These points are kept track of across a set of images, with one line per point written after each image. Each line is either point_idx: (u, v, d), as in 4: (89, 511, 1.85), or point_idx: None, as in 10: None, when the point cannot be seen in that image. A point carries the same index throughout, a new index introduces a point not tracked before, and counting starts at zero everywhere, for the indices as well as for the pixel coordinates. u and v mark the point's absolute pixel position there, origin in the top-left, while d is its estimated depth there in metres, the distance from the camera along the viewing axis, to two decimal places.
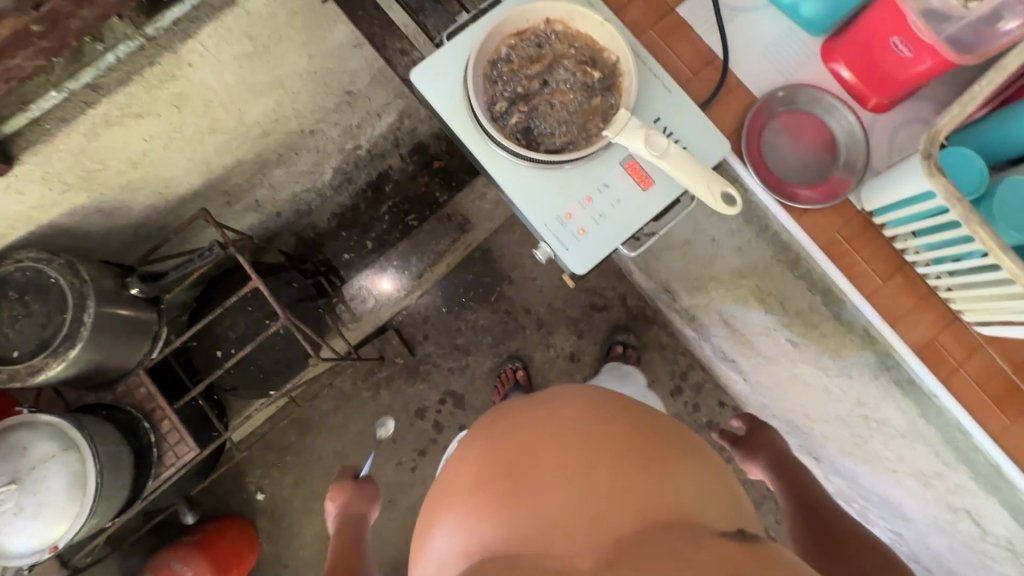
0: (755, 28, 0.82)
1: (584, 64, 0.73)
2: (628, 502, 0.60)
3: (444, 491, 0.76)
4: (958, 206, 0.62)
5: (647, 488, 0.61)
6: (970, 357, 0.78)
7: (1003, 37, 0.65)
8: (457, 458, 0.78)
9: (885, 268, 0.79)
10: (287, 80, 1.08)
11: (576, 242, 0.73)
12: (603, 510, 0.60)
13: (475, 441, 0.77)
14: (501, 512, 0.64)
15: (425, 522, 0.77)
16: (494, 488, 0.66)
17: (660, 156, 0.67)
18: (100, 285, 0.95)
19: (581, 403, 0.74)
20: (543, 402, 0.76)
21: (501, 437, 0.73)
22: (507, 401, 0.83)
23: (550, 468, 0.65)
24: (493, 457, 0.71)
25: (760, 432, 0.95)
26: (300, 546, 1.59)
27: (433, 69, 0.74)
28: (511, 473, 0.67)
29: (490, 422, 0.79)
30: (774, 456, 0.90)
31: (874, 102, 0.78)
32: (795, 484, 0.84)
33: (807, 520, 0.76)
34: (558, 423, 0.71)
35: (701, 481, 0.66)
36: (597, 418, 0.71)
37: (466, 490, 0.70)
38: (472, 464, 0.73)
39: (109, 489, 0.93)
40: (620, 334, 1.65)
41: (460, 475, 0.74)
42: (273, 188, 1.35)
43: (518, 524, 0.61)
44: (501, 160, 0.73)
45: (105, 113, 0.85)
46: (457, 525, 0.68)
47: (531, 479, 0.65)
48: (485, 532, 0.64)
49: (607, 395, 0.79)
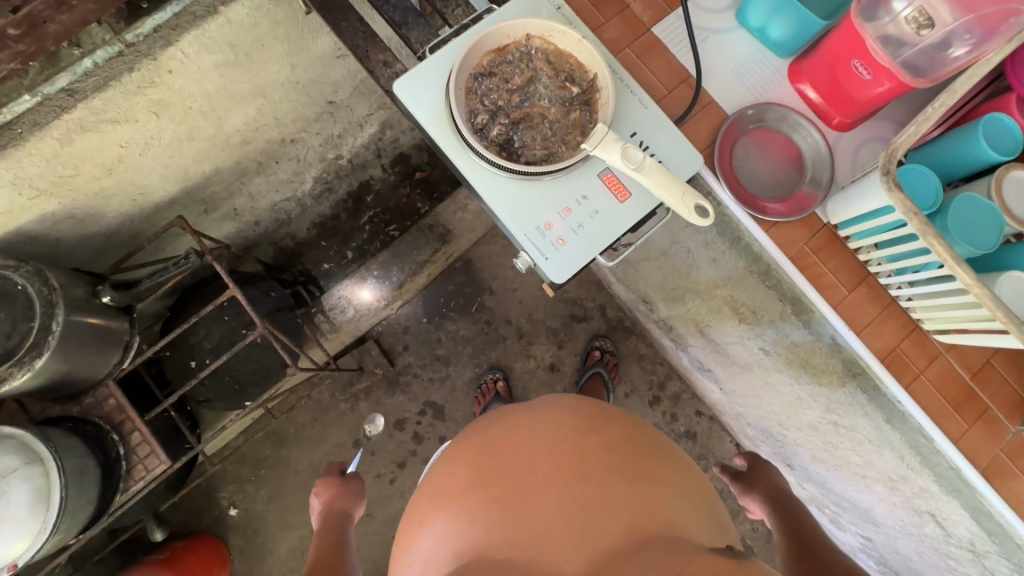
0: (726, 49, 0.86)
1: (563, 80, 0.76)
2: (617, 513, 0.62)
3: (431, 493, 0.76)
4: (915, 220, 0.65)
5: (636, 500, 0.64)
6: (930, 363, 0.81)
7: (953, 63, 0.70)
8: (446, 461, 0.79)
9: (850, 278, 0.82)
10: (269, 89, 1.08)
11: (555, 252, 0.74)
12: (593, 519, 0.62)
13: (465, 445, 0.78)
14: (490, 515, 0.65)
15: (409, 521, 0.77)
16: (486, 492, 0.67)
17: (636, 168, 0.69)
18: (71, 293, 0.93)
19: (572, 413, 0.76)
20: (534, 409, 0.78)
21: (492, 442, 0.74)
22: (498, 408, 0.85)
23: (542, 475, 0.67)
24: (483, 461, 0.72)
25: (762, 470, 0.97)
26: (274, 564, 1.54)
27: (416, 80, 0.76)
28: (502, 478, 0.68)
29: (482, 426, 0.80)
30: (771, 490, 0.92)
31: (838, 121, 0.82)
32: (787, 515, 0.86)
33: (797, 549, 0.78)
34: (550, 431, 0.72)
35: (687, 495, 0.68)
36: (588, 429, 0.73)
37: (455, 492, 0.71)
38: (463, 467, 0.74)
39: (75, 504, 0.90)
40: (596, 340, 1.67)
41: (449, 477, 0.75)
42: (252, 197, 1.34)
43: (507, 529, 0.62)
44: (482, 171, 0.74)
45: (80, 118, 0.84)
46: (444, 526, 0.69)
47: (522, 485, 0.66)
48: (473, 534, 0.65)
49: (598, 405, 0.81)
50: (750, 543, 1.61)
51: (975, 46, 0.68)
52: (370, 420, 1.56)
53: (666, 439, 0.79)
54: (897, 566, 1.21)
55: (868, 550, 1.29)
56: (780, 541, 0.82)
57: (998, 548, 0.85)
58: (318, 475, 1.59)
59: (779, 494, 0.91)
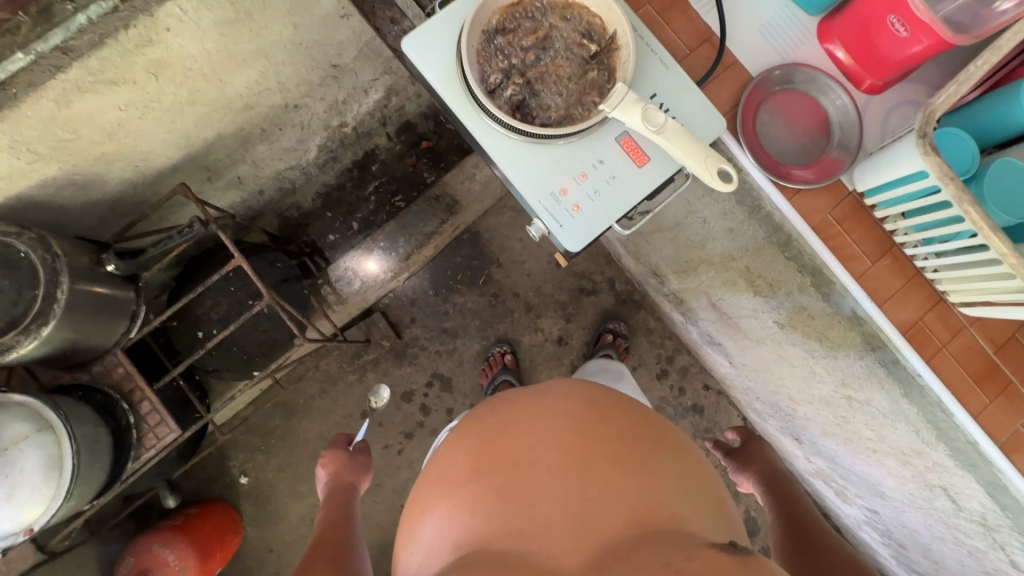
0: (753, 5, 0.81)
1: (581, 37, 0.71)
2: (620, 506, 0.60)
3: (434, 479, 0.75)
4: (951, 186, 0.62)
5: (640, 492, 0.62)
6: (954, 338, 0.79)
7: (999, 17, 0.65)
8: (449, 447, 0.78)
9: (875, 249, 0.80)
10: (272, 50, 1.03)
11: (571, 219, 0.72)
12: (594, 512, 0.60)
13: (468, 432, 0.77)
14: (490, 505, 0.63)
15: (413, 508, 0.76)
16: (486, 479, 0.66)
17: (657, 131, 0.65)
18: (74, 262, 0.91)
19: (576, 401, 0.75)
20: (539, 396, 0.77)
21: (495, 430, 0.73)
22: (502, 393, 0.84)
23: (545, 465, 0.65)
24: (485, 449, 0.71)
25: (755, 447, 0.98)
26: (285, 529, 1.58)
27: (426, 36, 0.73)
28: (503, 467, 0.67)
29: (487, 410, 0.80)
30: (765, 468, 0.93)
31: (869, 83, 0.79)
32: (779, 490, 0.87)
33: (795, 531, 0.76)
34: (554, 421, 0.71)
35: (693, 487, 0.66)
36: (593, 418, 0.71)
37: (456, 480, 0.70)
38: (466, 455, 0.73)
39: (87, 470, 0.90)
40: (608, 324, 1.65)
41: (452, 464, 0.74)
42: (256, 164, 1.30)
43: (506, 519, 0.61)
44: (496, 134, 0.72)
45: (78, 78, 0.80)
46: (446, 513, 0.68)
47: (521, 475, 0.65)
48: (472, 524, 0.63)
49: (603, 390, 0.80)
50: (753, 515, 1.63)
51: None
52: (376, 391, 1.61)
53: (677, 431, 0.76)
54: (902, 539, 1.21)
55: (873, 523, 1.30)
56: (774, 523, 0.81)
57: (1010, 522, 0.85)
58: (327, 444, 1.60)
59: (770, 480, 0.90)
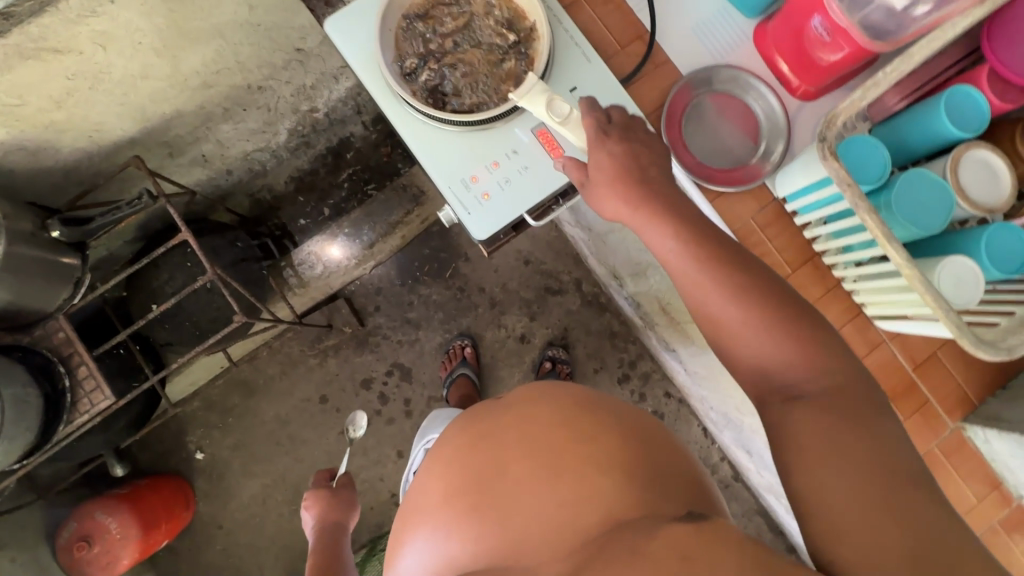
0: (688, 5, 0.80)
1: (500, 25, 0.71)
2: (592, 504, 0.59)
3: (417, 505, 0.75)
4: (849, 192, 0.61)
5: (612, 487, 0.60)
6: (873, 352, 0.77)
7: (915, 24, 0.64)
8: (429, 470, 0.78)
9: (796, 255, 0.78)
10: (227, 29, 1.05)
11: (479, 207, 0.72)
12: (568, 516, 0.59)
13: (446, 452, 0.77)
14: (470, 528, 0.64)
15: (401, 535, 0.76)
16: (465, 503, 0.67)
17: (562, 122, 0.67)
18: (16, 226, 0.93)
19: (547, 403, 0.73)
20: (513, 404, 0.76)
21: (470, 447, 0.73)
22: (476, 407, 0.84)
23: (517, 478, 0.65)
24: (461, 470, 0.71)
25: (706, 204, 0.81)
26: (237, 507, 1.59)
27: (349, 20, 0.74)
28: (479, 487, 0.67)
29: (463, 428, 0.79)
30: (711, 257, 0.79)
31: (802, 89, 0.77)
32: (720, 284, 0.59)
33: (739, 342, 0.57)
34: (524, 429, 0.70)
35: (672, 476, 0.65)
36: (562, 419, 0.70)
37: (436, 505, 0.70)
38: (443, 477, 0.73)
39: (12, 429, 0.92)
40: (549, 349, 1.64)
41: (431, 490, 0.74)
42: (221, 144, 1.32)
43: (487, 541, 0.62)
44: (411, 118, 0.72)
45: (18, 45, 0.82)
46: (430, 539, 0.68)
47: (498, 493, 0.65)
48: (458, 551, 0.64)
49: (573, 386, 0.78)
50: None
51: (940, 4, 0.62)
52: (353, 420, 1.53)
53: (651, 422, 0.75)
54: None
55: None
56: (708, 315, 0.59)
57: None
58: (283, 426, 1.62)
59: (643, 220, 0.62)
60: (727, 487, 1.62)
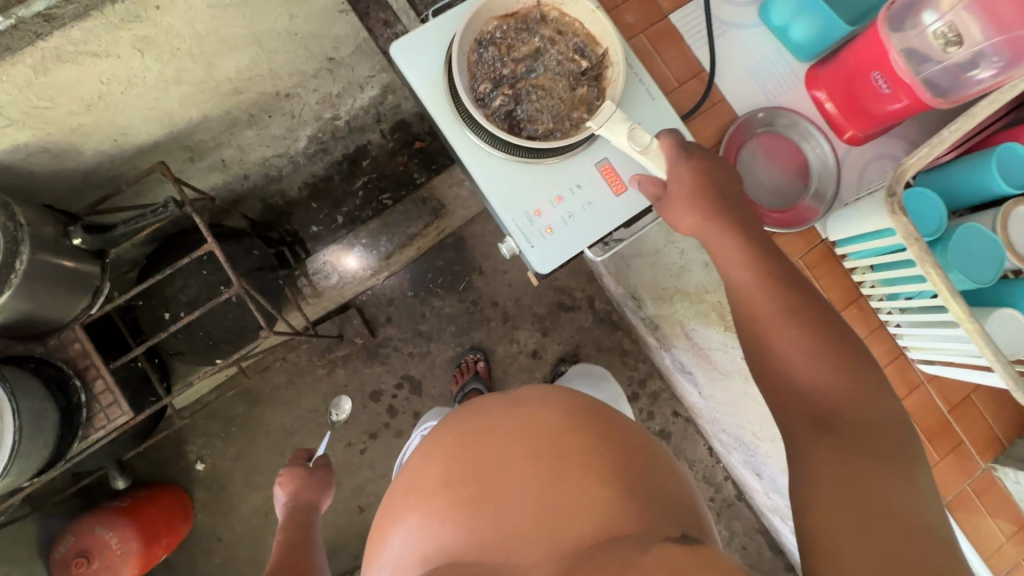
0: (744, 46, 0.82)
1: (571, 53, 0.72)
2: (592, 508, 0.55)
3: (405, 490, 0.69)
4: (914, 246, 0.63)
5: (613, 494, 0.56)
6: (911, 393, 0.80)
7: (975, 86, 0.66)
8: (423, 456, 0.73)
9: (844, 295, 0.81)
10: (264, 36, 1.02)
11: (542, 241, 0.71)
12: (564, 517, 0.54)
13: (445, 439, 0.72)
14: (460, 517, 0.58)
15: (383, 521, 0.70)
16: (459, 491, 0.61)
17: (643, 151, 0.67)
18: (38, 232, 0.89)
19: (556, 406, 0.70)
20: (518, 402, 0.72)
21: (472, 437, 0.68)
22: (475, 400, 0.79)
23: (518, 474, 0.60)
24: (459, 459, 0.65)
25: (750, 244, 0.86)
26: (237, 520, 1.55)
27: (414, 43, 0.73)
28: (477, 477, 0.62)
29: (464, 419, 0.74)
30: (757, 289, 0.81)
31: (851, 134, 0.79)
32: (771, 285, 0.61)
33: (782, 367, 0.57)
34: (530, 428, 0.66)
35: (669, 491, 0.61)
36: (570, 424, 0.66)
37: (428, 490, 0.64)
38: (439, 464, 0.67)
39: (29, 446, 0.88)
40: (561, 365, 1.64)
41: (424, 475, 0.68)
42: (242, 149, 1.28)
43: (476, 529, 0.56)
44: (476, 147, 0.71)
45: (57, 47, 0.79)
46: (413, 526, 0.62)
47: (496, 485, 0.60)
48: (442, 536, 0.58)
49: (579, 394, 0.75)
50: None
51: (1003, 69, 0.64)
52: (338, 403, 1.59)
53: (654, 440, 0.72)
54: None
55: None
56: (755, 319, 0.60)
57: None
58: (288, 437, 1.58)
59: (717, 233, 0.64)
60: (731, 507, 1.65)
